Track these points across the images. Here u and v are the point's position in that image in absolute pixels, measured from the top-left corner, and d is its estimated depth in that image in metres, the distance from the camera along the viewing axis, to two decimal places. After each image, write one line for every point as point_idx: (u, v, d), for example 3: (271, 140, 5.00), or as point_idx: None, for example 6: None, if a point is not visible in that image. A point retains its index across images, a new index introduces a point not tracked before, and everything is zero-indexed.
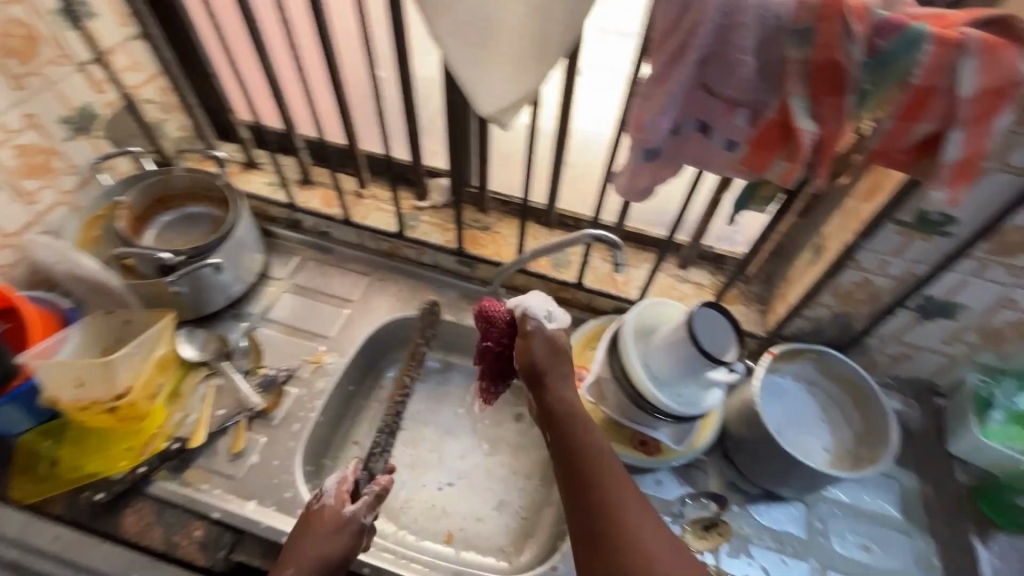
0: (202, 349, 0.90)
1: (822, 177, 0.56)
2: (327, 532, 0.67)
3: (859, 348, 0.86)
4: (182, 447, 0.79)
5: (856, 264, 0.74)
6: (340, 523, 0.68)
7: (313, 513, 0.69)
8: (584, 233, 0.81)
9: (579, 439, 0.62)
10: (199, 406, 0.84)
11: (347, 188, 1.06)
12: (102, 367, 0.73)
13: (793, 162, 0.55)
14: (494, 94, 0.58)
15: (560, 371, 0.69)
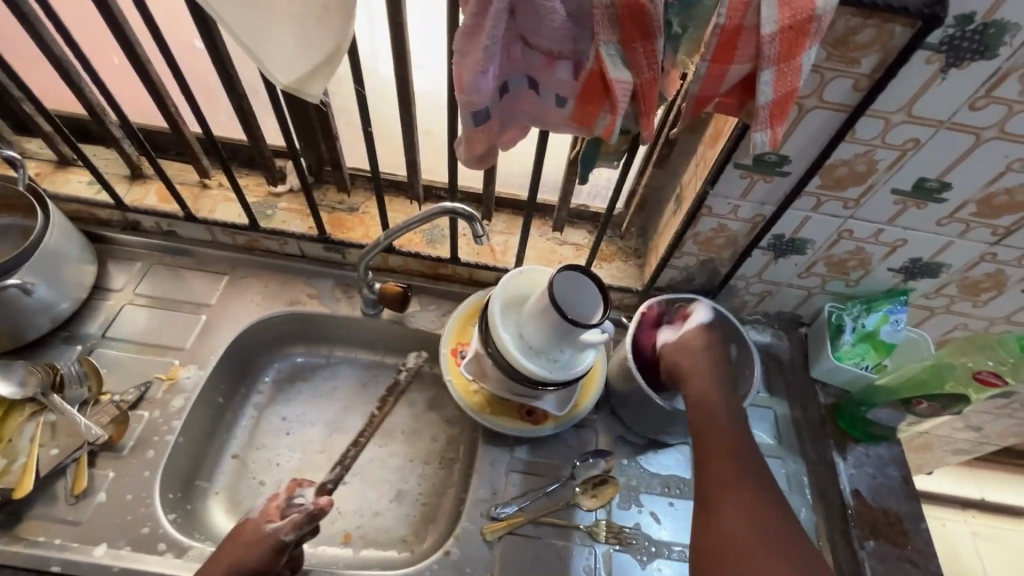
0: (23, 384, 0.76)
1: (649, 130, 0.53)
2: (243, 549, 0.66)
3: (728, 290, 0.89)
4: (5, 500, 0.69)
5: (710, 212, 0.75)
6: (258, 541, 0.66)
7: (239, 526, 0.68)
8: (438, 207, 0.74)
9: (720, 455, 0.67)
10: (27, 448, 0.73)
11: (188, 179, 0.94)
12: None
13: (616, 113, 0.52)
14: (285, 59, 0.50)
15: (705, 398, 0.71)
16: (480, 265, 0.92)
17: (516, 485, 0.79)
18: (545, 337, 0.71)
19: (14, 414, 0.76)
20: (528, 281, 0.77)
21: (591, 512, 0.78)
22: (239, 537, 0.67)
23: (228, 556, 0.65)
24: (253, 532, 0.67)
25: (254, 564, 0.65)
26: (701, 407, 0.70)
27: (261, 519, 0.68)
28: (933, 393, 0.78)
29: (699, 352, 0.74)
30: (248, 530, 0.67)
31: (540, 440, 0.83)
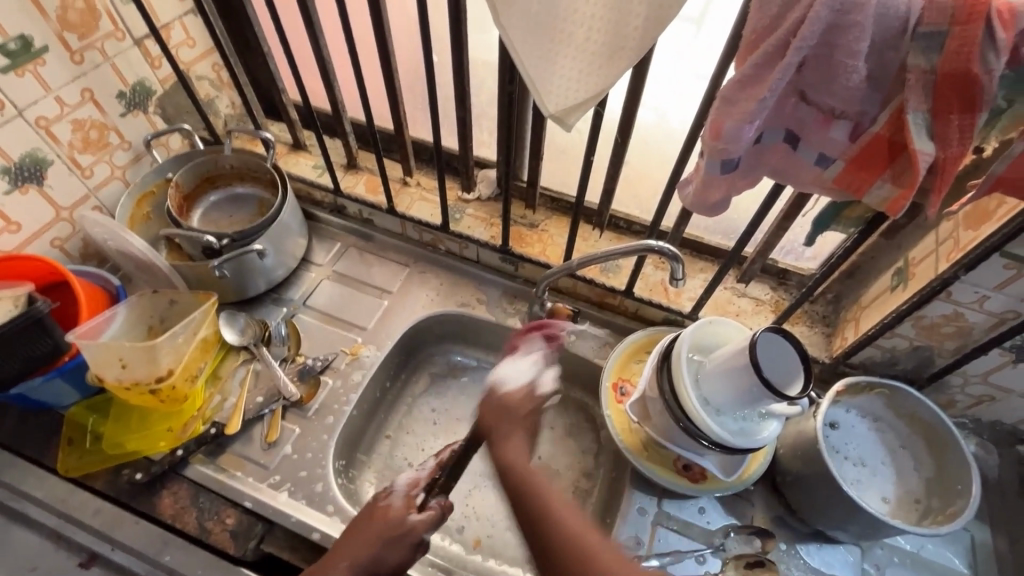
0: (242, 333, 0.88)
1: (931, 206, 0.49)
2: (383, 534, 0.65)
3: (936, 384, 0.78)
4: (218, 433, 0.78)
5: (948, 296, 0.66)
6: (396, 531, 0.66)
7: (372, 508, 0.68)
8: (639, 243, 0.73)
9: (506, 429, 0.68)
10: (237, 390, 0.84)
11: (393, 175, 1.04)
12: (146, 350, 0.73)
13: (901, 185, 0.49)
14: (563, 90, 0.52)
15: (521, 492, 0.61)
16: (652, 302, 0.90)
17: (662, 541, 0.76)
18: (731, 395, 0.68)
19: (229, 358, 0.87)
20: (716, 333, 0.73)
21: None
22: (375, 523, 0.66)
23: (369, 539, 0.65)
24: (394, 520, 0.67)
25: (394, 556, 0.65)
26: (515, 475, 0.63)
27: (396, 509, 0.68)
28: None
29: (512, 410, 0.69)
30: (384, 510, 0.68)
31: (691, 499, 0.79)
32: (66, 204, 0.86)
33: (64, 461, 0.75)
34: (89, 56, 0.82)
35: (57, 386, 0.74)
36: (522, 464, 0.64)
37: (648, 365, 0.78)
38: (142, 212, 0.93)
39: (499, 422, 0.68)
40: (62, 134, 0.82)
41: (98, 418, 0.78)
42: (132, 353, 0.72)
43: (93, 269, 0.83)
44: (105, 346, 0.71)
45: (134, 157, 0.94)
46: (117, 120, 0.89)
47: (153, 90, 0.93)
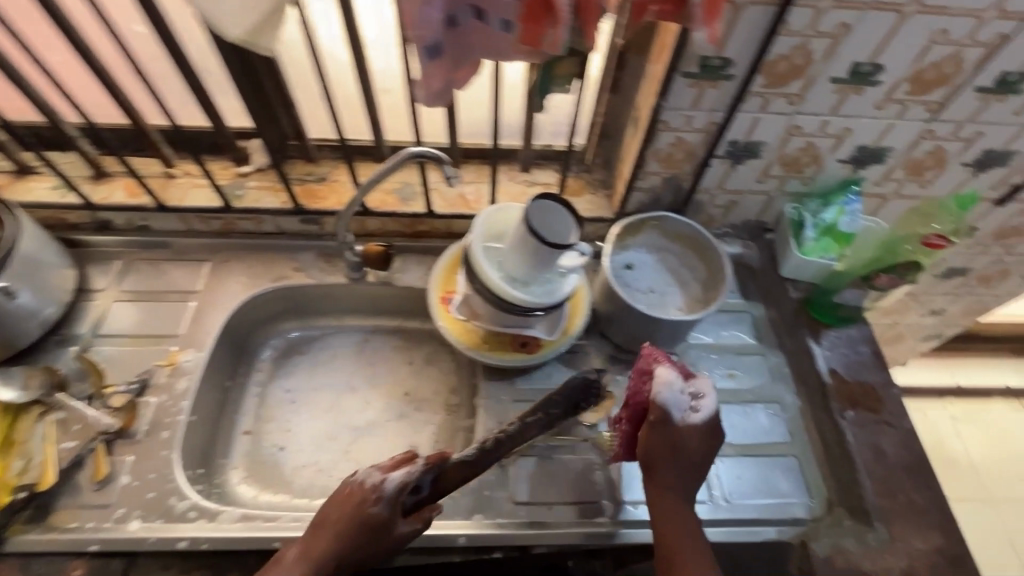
0: (26, 387, 0.77)
1: (590, 41, 0.58)
2: (331, 529, 0.65)
3: (694, 205, 0.93)
4: (31, 495, 0.70)
5: (667, 126, 0.78)
6: (345, 535, 0.64)
7: (353, 501, 0.66)
8: (408, 152, 0.76)
9: (671, 463, 0.70)
10: (42, 447, 0.74)
11: (154, 171, 0.95)
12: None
13: (559, 26, 0.56)
14: (239, 10, 0.51)
15: (651, 472, 0.71)
16: (456, 215, 0.95)
17: (523, 412, 0.84)
18: (528, 266, 0.75)
19: (23, 418, 0.76)
20: (504, 217, 0.80)
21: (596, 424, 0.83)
22: (337, 518, 0.65)
23: (322, 540, 0.64)
24: (356, 523, 0.64)
25: (333, 560, 0.63)
26: (668, 481, 0.70)
27: (374, 513, 0.65)
28: (889, 266, 0.84)
29: (701, 437, 0.72)
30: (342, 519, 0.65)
31: (537, 369, 0.87)
32: None
33: None
34: None
35: None
36: (665, 453, 0.71)
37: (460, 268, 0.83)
38: None
39: (677, 434, 0.71)
40: None
41: None
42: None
43: None
44: None
45: None
46: None
47: None
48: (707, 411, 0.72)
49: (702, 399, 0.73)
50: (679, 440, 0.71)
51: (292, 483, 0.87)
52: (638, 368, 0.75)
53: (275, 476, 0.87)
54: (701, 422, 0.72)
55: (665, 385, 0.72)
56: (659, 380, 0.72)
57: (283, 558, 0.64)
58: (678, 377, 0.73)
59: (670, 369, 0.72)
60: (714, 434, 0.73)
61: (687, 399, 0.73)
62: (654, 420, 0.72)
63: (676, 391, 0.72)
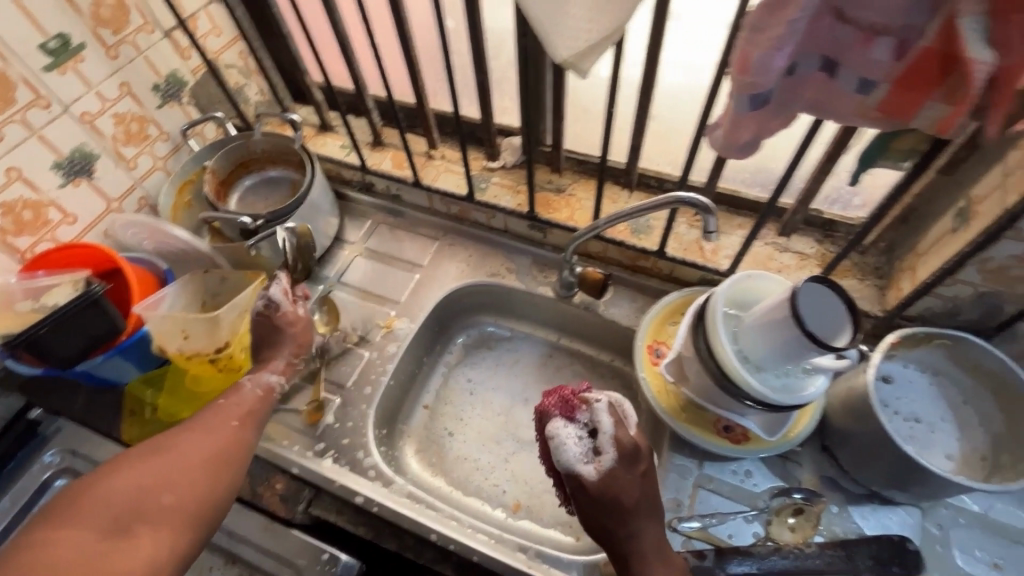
0: None
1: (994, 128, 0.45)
2: (278, 328, 0.79)
3: (1007, 333, 0.72)
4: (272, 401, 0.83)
5: (1017, 234, 0.60)
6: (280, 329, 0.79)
7: (267, 319, 0.78)
8: (668, 197, 0.70)
9: (627, 507, 0.64)
10: None
11: (418, 149, 1.04)
12: (207, 323, 0.78)
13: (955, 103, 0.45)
14: (576, 31, 0.49)
15: (611, 513, 0.64)
16: (685, 261, 0.87)
17: (704, 504, 0.74)
18: (773, 351, 0.65)
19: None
20: (752, 287, 0.70)
21: None
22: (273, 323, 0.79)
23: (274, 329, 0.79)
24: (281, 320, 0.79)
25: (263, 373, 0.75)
26: (615, 500, 0.64)
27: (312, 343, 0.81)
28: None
29: (633, 479, 0.65)
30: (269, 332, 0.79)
31: (733, 461, 0.76)
32: (114, 194, 0.91)
33: (129, 431, 0.82)
34: (123, 50, 0.85)
35: (116, 362, 0.79)
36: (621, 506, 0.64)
37: (683, 325, 0.75)
38: (183, 199, 0.97)
39: (613, 487, 0.64)
40: (105, 127, 0.86)
41: (154, 391, 0.85)
42: (193, 325, 0.78)
43: (142, 254, 0.89)
44: (170, 318, 0.77)
45: (173, 147, 0.99)
46: (155, 112, 0.93)
47: (185, 81, 0.97)
48: (610, 451, 0.65)
49: (602, 436, 0.66)
50: (606, 494, 0.64)
51: (450, 471, 0.90)
52: (537, 416, 0.71)
53: (438, 458, 0.91)
54: (612, 465, 0.65)
55: (564, 445, 0.65)
56: (557, 440, 0.65)
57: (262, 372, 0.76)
58: (574, 429, 0.67)
59: (559, 424, 0.66)
60: (629, 459, 0.65)
61: (591, 447, 0.66)
62: (569, 484, 0.66)
63: (603, 418, 0.66)
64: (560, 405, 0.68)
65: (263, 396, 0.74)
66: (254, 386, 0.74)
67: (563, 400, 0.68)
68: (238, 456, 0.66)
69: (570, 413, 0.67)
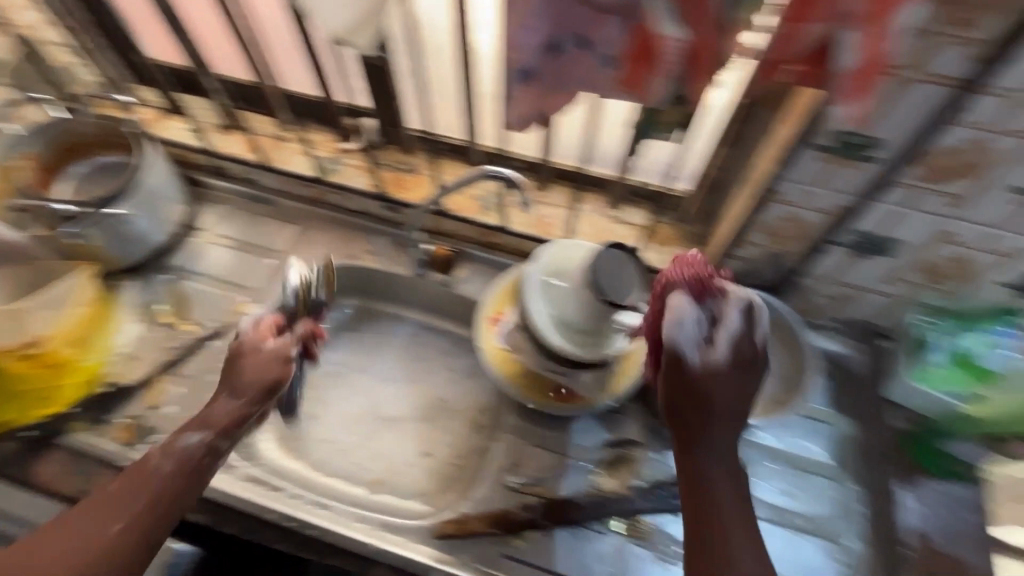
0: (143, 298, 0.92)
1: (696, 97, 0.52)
2: (251, 360, 0.71)
3: (796, 288, 0.81)
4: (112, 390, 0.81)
5: (781, 198, 0.68)
6: (262, 360, 0.72)
7: (243, 349, 0.72)
8: (479, 172, 0.73)
9: (720, 418, 0.53)
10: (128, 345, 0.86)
11: (269, 132, 1.01)
12: (14, 317, 0.74)
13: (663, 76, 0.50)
14: (337, 8, 0.51)
15: (718, 412, 0.53)
16: (530, 236, 0.91)
17: (539, 461, 0.79)
18: (578, 314, 0.70)
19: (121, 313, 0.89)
20: (565, 256, 0.75)
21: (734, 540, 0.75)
22: (253, 353, 0.72)
23: (252, 361, 0.71)
24: (252, 355, 0.72)
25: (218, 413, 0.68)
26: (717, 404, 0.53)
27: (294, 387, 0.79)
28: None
29: (726, 364, 0.54)
30: (280, 386, 0.72)
31: (567, 420, 0.82)
32: None
33: None
34: None
35: None
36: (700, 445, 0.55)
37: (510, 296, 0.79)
38: None
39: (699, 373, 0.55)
40: None
41: None
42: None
43: None
44: None
45: None
46: None
47: None
48: (725, 343, 0.54)
49: (719, 328, 0.56)
50: (700, 387, 0.54)
51: (309, 453, 0.90)
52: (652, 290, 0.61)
53: (298, 441, 0.91)
54: (724, 360, 0.54)
55: (677, 317, 0.54)
56: (676, 309, 0.54)
57: (216, 404, 0.68)
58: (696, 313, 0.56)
59: (683, 298, 0.55)
60: (745, 362, 0.55)
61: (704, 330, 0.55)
62: (667, 364, 0.55)
63: (717, 303, 0.57)
64: (696, 279, 0.57)
65: (185, 466, 0.63)
66: (164, 457, 0.63)
67: (694, 275, 0.58)
68: (173, 508, 0.61)
69: (711, 283, 0.57)
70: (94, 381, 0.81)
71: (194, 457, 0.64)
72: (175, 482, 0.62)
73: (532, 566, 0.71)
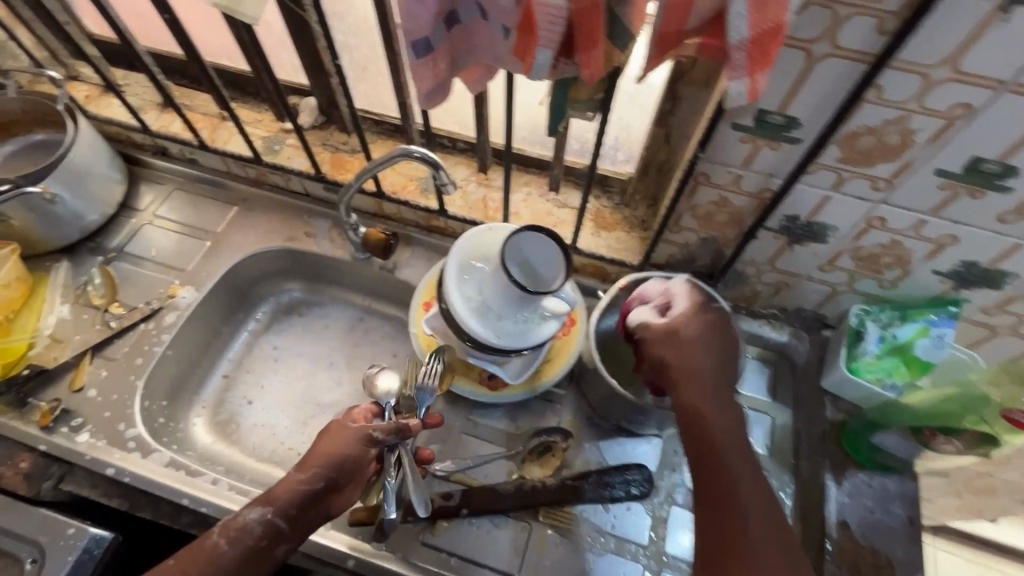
0: (75, 278, 0.89)
1: (589, 73, 0.46)
2: (332, 440, 0.65)
3: (734, 275, 0.78)
4: (33, 374, 0.78)
5: (707, 179, 0.65)
6: (347, 437, 0.66)
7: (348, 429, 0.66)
8: (398, 151, 0.70)
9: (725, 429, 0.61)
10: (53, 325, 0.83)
11: (210, 110, 0.99)
12: None
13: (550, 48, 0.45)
14: None
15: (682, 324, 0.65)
16: (471, 220, 0.89)
17: (467, 449, 0.78)
18: (498, 298, 0.67)
19: (49, 293, 0.86)
20: (493, 239, 0.72)
21: (659, 531, 0.73)
22: (334, 438, 0.66)
23: (321, 445, 0.65)
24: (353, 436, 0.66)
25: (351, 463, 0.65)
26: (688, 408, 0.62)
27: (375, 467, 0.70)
28: (952, 427, 0.68)
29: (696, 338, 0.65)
30: (348, 470, 0.65)
31: (500, 407, 0.80)
32: None
33: None
34: None
35: None
36: (713, 425, 0.60)
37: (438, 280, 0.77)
38: None
39: (674, 351, 0.64)
40: None
41: None
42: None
43: None
44: None
45: None
46: None
47: None
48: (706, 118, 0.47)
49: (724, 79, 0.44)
50: None
51: (242, 439, 0.89)
52: None
53: (232, 427, 0.89)
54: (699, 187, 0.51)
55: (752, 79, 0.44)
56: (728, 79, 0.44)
57: (286, 482, 0.62)
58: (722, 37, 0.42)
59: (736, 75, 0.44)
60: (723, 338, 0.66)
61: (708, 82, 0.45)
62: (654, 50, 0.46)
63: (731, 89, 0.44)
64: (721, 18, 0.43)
65: (240, 537, 0.60)
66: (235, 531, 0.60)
67: (766, 37, 0.42)
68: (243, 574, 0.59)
69: (742, 32, 0.41)
70: (18, 361, 0.80)
71: (252, 536, 0.60)
72: (236, 568, 0.59)
73: (449, 556, 0.70)
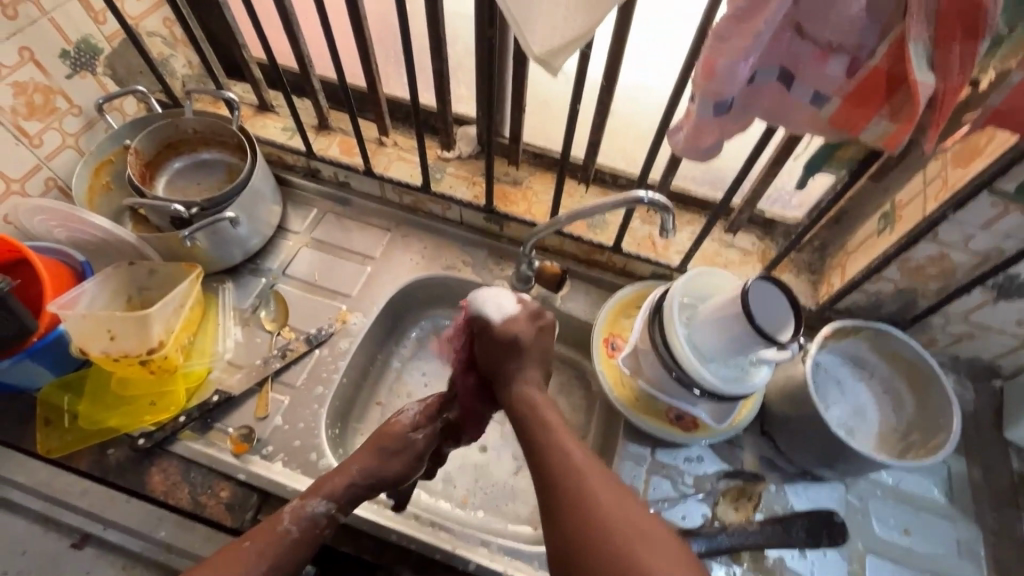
0: (243, 300, 0.89)
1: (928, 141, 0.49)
2: (389, 451, 0.68)
3: (919, 325, 0.80)
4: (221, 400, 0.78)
5: (934, 237, 0.67)
6: (399, 447, 0.68)
7: (383, 427, 0.70)
8: (627, 197, 0.71)
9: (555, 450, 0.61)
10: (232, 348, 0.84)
11: (368, 136, 0.99)
12: (134, 320, 0.73)
13: (899, 122, 0.49)
14: (548, 29, 0.49)
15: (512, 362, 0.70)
16: (640, 257, 0.90)
17: (657, 490, 0.77)
18: (725, 345, 0.68)
19: (221, 316, 0.86)
20: (707, 284, 0.74)
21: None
22: (384, 436, 0.69)
23: (372, 449, 0.68)
24: (398, 440, 0.69)
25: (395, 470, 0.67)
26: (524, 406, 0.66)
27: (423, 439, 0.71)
28: None
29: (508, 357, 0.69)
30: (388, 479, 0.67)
31: (684, 448, 0.80)
32: (17, 175, 0.80)
33: (43, 442, 0.74)
34: (24, 10, 0.75)
35: (26, 366, 0.72)
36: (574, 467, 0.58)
37: (638, 319, 0.78)
38: (101, 181, 0.87)
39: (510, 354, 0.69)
40: (3, 98, 0.75)
41: (72, 398, 0.76)
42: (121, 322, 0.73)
43: (50, 244, 0.79)
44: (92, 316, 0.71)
45: (87, 123, 0.88)
46: (65, 83, 0.83)
47: (100, 48, 0.86)
48: None
49: None
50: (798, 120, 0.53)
51: None
52: None
53: None
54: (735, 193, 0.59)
55: None
56: None
57: (346, 478, 0.65)
58: None
59: None
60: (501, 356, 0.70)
61: None
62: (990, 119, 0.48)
63: None
64: None
65: (308, 529, 0.62)
66: (295, 520, 0.62)
67: None
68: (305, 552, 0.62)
69: None
70: (202, 384, 0.80)
71: (319, 526, 0.63)
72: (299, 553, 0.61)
73: None
